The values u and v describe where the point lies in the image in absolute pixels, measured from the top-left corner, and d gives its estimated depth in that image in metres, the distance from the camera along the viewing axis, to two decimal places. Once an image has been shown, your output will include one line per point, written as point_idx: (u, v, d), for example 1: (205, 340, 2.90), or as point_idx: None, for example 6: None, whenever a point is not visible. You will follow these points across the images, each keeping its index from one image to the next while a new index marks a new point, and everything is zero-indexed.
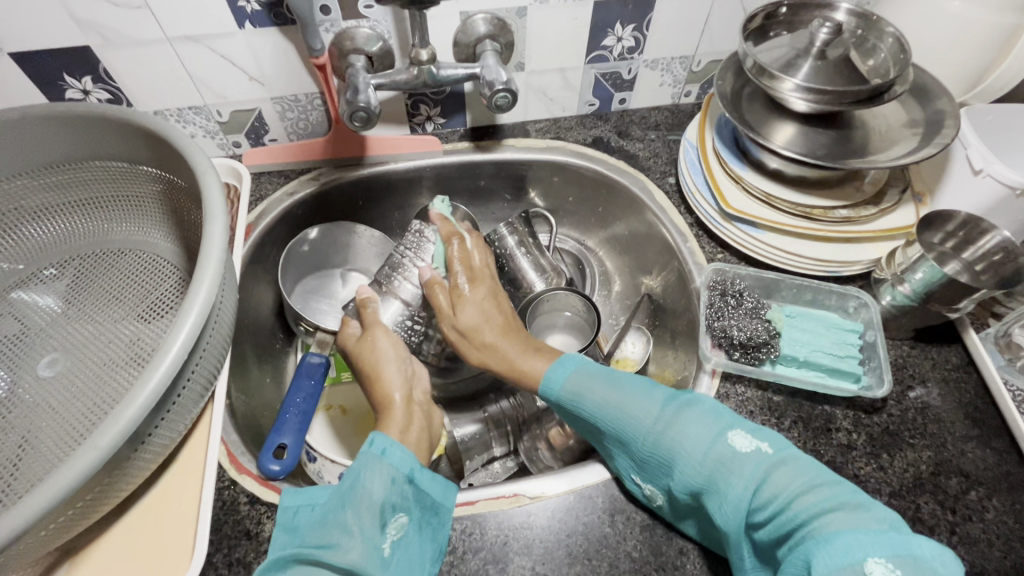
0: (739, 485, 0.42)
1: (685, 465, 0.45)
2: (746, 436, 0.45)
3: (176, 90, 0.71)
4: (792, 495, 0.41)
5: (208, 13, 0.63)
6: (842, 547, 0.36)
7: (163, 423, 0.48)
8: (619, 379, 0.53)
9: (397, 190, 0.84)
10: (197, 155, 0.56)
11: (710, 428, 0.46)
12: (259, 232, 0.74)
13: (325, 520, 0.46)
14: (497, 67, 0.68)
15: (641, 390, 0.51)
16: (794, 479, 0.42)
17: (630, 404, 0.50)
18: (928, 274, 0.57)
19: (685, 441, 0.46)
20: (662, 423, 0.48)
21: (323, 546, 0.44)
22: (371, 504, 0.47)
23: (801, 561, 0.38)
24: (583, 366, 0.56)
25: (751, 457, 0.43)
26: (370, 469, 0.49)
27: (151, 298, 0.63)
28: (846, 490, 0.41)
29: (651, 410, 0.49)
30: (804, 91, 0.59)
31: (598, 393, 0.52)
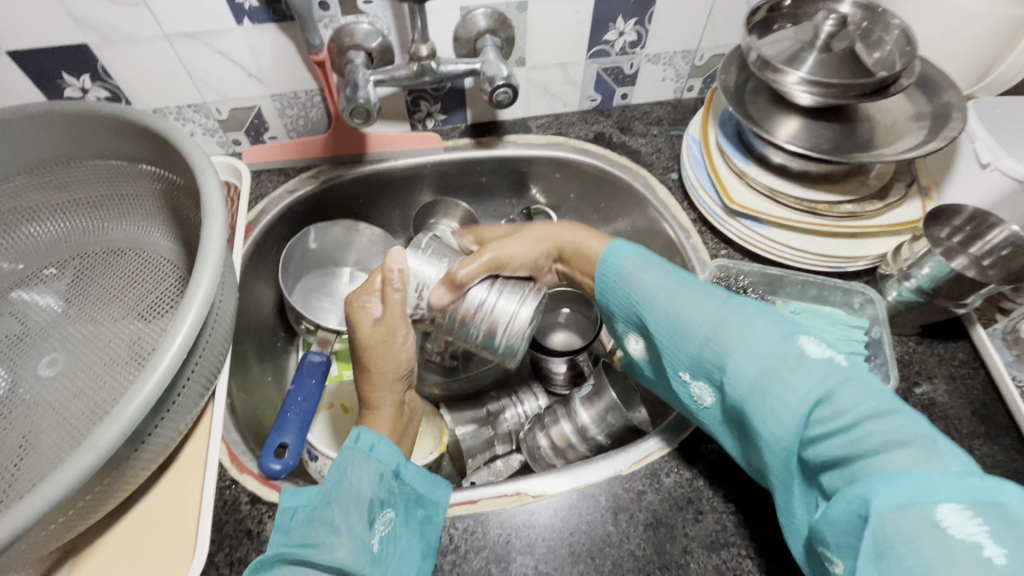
0: (804, 398, 0.39)
1: (740, 364, 0.42)
2: (818, 343, 0.41)
3: (175, 88, 0.70)
4: (861, 416, 0.38)
5: (206, 9, 0.63)
6: (913, 486, 0.33)
7: (164, 422, 0.48)
8: (680, 279, 0.49)
9: (398, 187, 0.84)
10: (196, 152, 0.55)
11: (779, 330, 0.42)
12: (259, 230, 0.74)
13: (309, 517, 0.45)
14: (498, 62, 0.67)
15: (700, 291, 0.48)
16: (865, 400, 0.38)
17: (689, 303, 0.47)
18: (935, 269, 0.57)
19: (744, 339, 0.43)
20: (717, 318, 0.45)
21: (309, 545, 0.43)
22: (358, 501, 0.46)
23: (858, 496, 0.35)
24: (637, 257, 0.52)
25: (823, 364, 0.40)
26: (355, 466, 0.48)
27: (151, 297, 0.63)
28: (920, 421, 0.37)
29: (711, 308, 0.46)
30: (809, 84, 0.58)
31: (653, 289, 0.50)
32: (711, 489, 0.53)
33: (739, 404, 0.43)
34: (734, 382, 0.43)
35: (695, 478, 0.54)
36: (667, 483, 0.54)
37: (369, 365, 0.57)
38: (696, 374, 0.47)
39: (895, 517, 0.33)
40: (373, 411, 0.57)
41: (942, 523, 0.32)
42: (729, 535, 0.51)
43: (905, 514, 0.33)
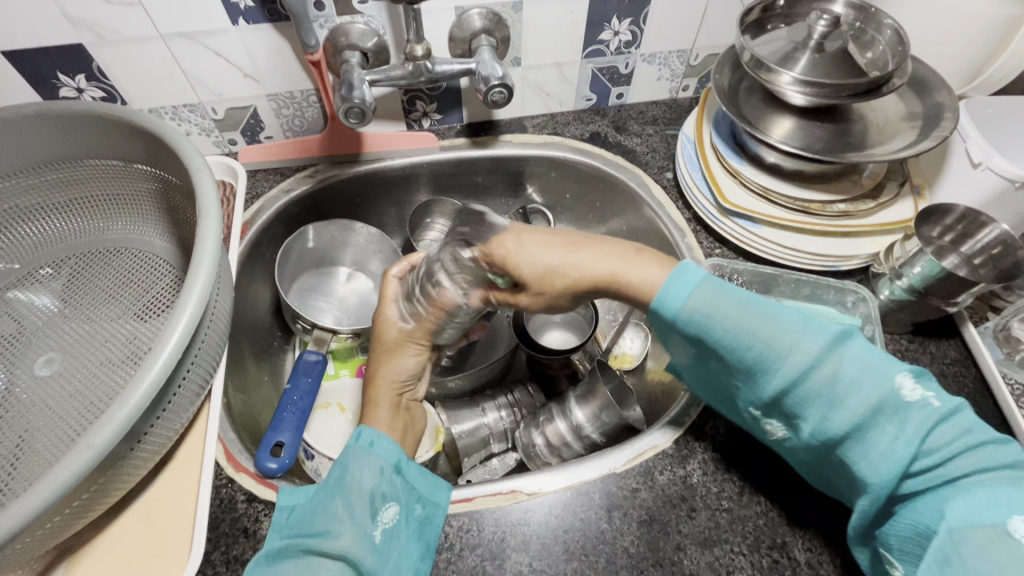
0: (898, 430, 0.39)
1: (833, 409, 0.40)
2: (913, 380, 0.40)
3: (171, 87, 0.70)
4: (951, 452, 0.39)
5: (201, 9, 0.63)
6: (989, 503, 0.36)
7: (160, 420, 0.48)
8: (762, 308, 0.44)
9: (393, 187, 0.84)
10: (192, 153, 0.56)
11: (876, 372, 0.40)
12: (255, 230, 0.74)
13: (317, 510, 0.47)
14: (493, 62, 0.67)
15: (790, 320, 0.43)
16: (957, 434, 0.39)
17: (784, 340, 0.42)
18: (925, 269, 0.57)
19: (839, 385, 0.40)
20: (815, 355, 0.41)
21: (314, 535, 0.45)
22: (361, 493, 0.48)
23: (933, 513, 0.38)
24: (712, 286, 0.44)
25: (918, 407, 0.40)
26: (360, 459, 0.50)
27: (147, 296, 0.63)
28: (1005, 452, 0.39)
29: (804, 347, 0.42)
30: (801, 84, 0.58)
31: (734, 328, 0.43)
32: (704, 486, 0.54)
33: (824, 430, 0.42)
34: (827, 417, 0.41)
35: (688, 476, 0.54)
36: (660, 480, 0.54)
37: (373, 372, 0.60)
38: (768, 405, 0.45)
39: (968, 533, 0.35)
40: (372, 407, 0.58)
41: (1013, 532, 0.34)
42: (722, 533, 0.51)
43: (975, 528, 0.35)
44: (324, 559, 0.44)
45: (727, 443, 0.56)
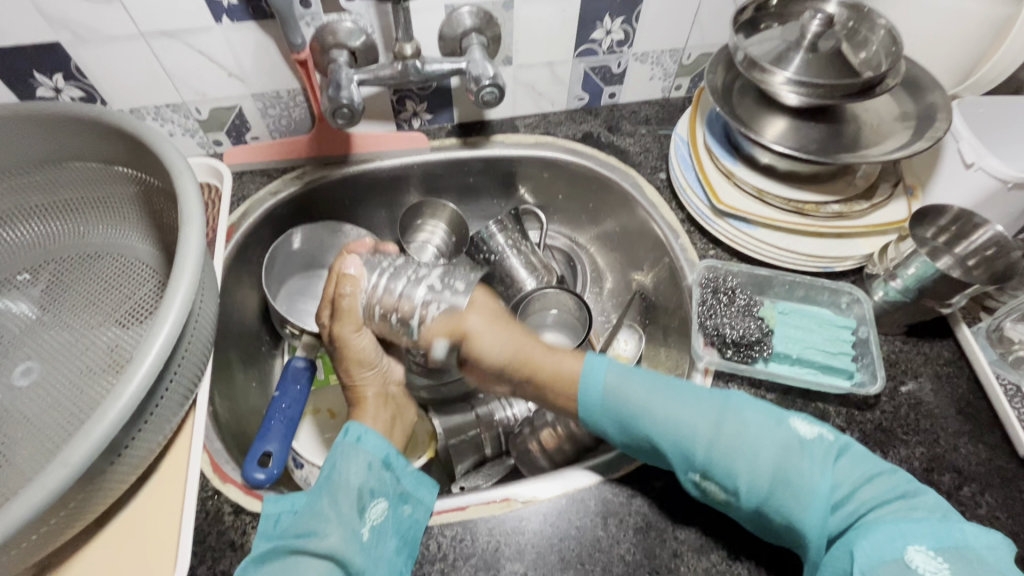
0: (808, 486, 0.44)
1: (755, 461, 0.46)
2: (806, 424, 0.48)
3: (153, 87, 0.68)
4: (853, 486, 0.45)
5: (183, 7, 0.61)
6: (886, 538, 0.40)
7: (143, 431, 0.47)
8: (666, 383, 0.52)
9: (384, 188, 0.83)
10: (174, 155, 0.54)
11: (772, 423, 0.48)
12: (241, 234, 0.72)
13: (308, 510, 0.48)
14: (484, 61, 0.66)
15: (686, 394, 0.50)
16: (850, 473, 0.46)
17: (686, 406, 0.49)
18: (920, 270, 0.57)
19: (749, 443, 0.47)
20: (718, 423, 0.48)
21: (307, 535, 0.46)
22: (351, 493, 0.49)
23: (845, 552, 0.42)
24: (618, 369, 0.52)
25: (817, 443, 0.47)
26: (348, 458, 0.51)
27: (129, 302, 0.61)
28: (897, 481, 0.45)
29: (707, 410, 0.49)
30: (796, 84, 0.58)
31: (645, 398, 0.50)
32: (700, 492, 0.53)
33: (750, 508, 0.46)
34: (747, 493, 0.46)
35: (684, 481, 0.54)
36: (656, 486, 0.54)
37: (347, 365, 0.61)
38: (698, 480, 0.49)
39: (884, 567, 0.39)
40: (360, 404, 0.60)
41: (912, 565, 0.38)
42: (719, 538, 0.51)
43: (891, 564, 0.39)
44: (313, 559, 0.45)
45: None
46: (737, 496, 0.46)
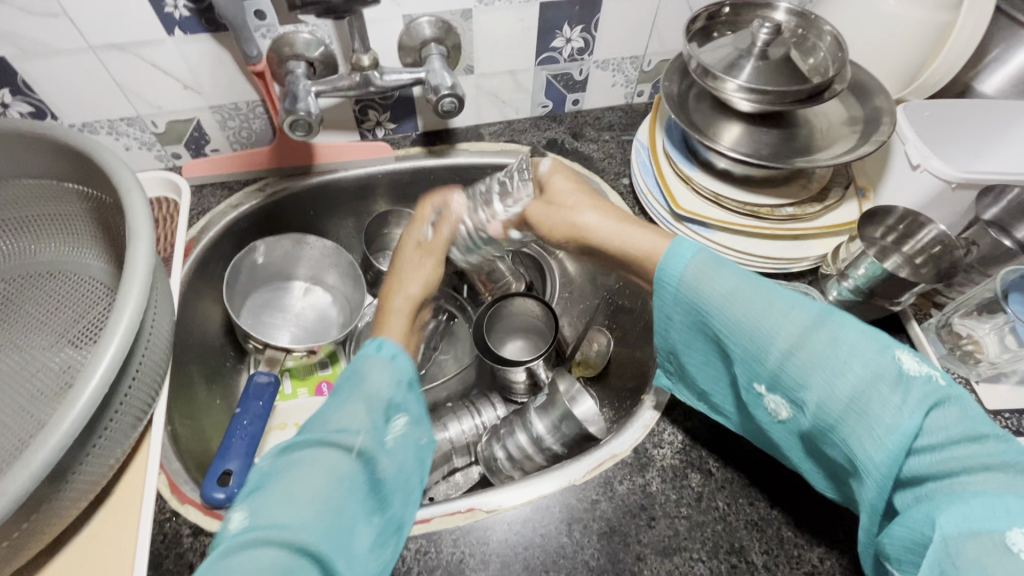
0: (889, 414, 0.39)
1: (828, 376, 0.42)
2: (915, 358, 0.41)
3: (105, 100, 0.67)
4: (955, 438, 0.37)
5: (134, 20, 0.60)
6: (983, 509, 0.33)
7: (93, 454, 0.46)
8: (756, 282, 0.48)
9: (349, 198, 0.82)
10: (122, 171, 0.53)
11: (874, 345, 0.42)
12: (201, 248, 0.71)
13: (335, 409, 0.47)
14: (443, 71, 0.67)
15: (782, 294, 0.46)
16: (953, 423, 0.38)
17: (772, 304, 0.46)
18: (869, 270, 0.58)
19: (833, 356, 0.42)
20: (805, 332, 0.44)
21: (338, 430, 0.45)
22: (379, 400, 0.48)
23: (925, 515, 0.36)
24: (707, 256, 0.50)
25: (921, 381, 0.39)
26: (372, 366, 0.50)
27: (83, 321, 0.59)
28: (1013, 449, 0.37)
29: (797, 317, 0.45)
30: (746, 91, 0.59)
31: (726, 291, 0.48)
32: (662, 494, 0.54)
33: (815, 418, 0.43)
34: (818, 402, 0.43)
35: (647, 484, 0.55)
36: (620, 490, 0.54)
37: (389, 288, 0.64)
38: (767, 387, 0.47)
39: (964, 543, 0.33)
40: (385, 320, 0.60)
41: (1011, 546, 0.32)
42: (682, 540, 0.52)
43: (973, 539, 0.33)
44: (345, 456, 0.44)
45: (684, 450, 0.57)
46: (809, 399, 0.43)
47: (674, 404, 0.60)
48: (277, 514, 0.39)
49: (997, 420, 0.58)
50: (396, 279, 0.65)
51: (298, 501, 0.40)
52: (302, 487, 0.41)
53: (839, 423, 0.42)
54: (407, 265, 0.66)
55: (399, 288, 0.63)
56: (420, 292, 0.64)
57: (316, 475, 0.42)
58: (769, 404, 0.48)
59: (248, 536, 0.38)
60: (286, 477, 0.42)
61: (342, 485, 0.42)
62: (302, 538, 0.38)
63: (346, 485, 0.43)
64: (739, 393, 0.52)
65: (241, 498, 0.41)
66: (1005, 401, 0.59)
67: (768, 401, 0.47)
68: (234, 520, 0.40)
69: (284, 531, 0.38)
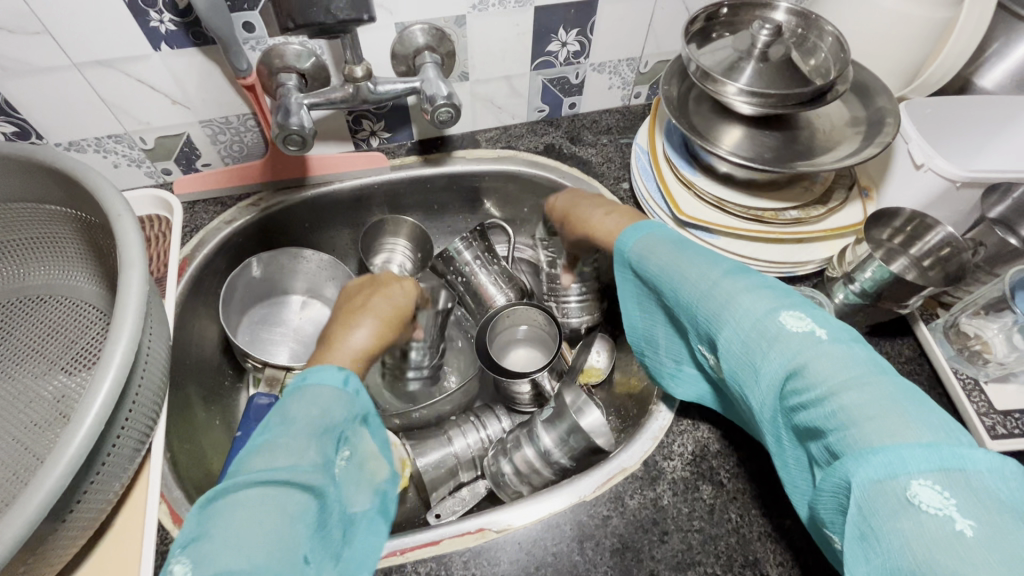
0: (778, 367, 0.39)
1: (728, 335, 0.42)
2: (801, 315, 0.40)
3: (92, 118, 0.65)
4: (836, 388, 0.36)
5: (119, 36, 0.59)
6: (881, 461, 0.32)
7: (92, 488, 0.44)
8: (687, 246, 0.50)
9: (345, 210, 0.81)
10: (110, 193, 0.51)
11: (763, 302, 0.42)
12: (195, 267, 0.70)
13: (274, 441, 0.42)
14: (438, 80, 0.65)
15: (700, 259, 0.47)
16: (836, 369, 0.36)
17: (687, 267, 0.47)
18: (876, 273, 0.57)
19: (727, 313, 0.43)
20: (712, 290, 0.44)
21: (282, 467, 0.40)
22: (325, 422, 0.45)
23: (834, 472, 0.34)
24: (651, 234, 0.53)
25: (801, 335, 0.39)
26: (315, 392, 0.47)
27: (77, 346, 0.58)
28: (895, 390, 0.35)
29: (705, 275, 0.46)
30: (747, 95, 0.58)
31: (659, 264, 0.50)
32: (675, 508, 0.53)
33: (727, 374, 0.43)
34: (723, 358, 0.43)
35: (658, 498, 0.54)
36: (631, 505, 0.53)
37: (344, 325, 0.61)
38: (704, 344, 0.47)
39: (872, 497, 0.31)
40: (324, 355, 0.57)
41: (913, 499, 0.30)
42: (695, 554, 0.51)
43: (880, 491, 0.31)
44: (297, 494, 0.39)
45: (694, 461, 0.56)
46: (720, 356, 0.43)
47: (683, 415, 0.59)
48: (229, 564, 0.34)
49: (1008, 420, 0.58)
50: (354, 318, 0.61)
51: (246, 546, 0.35)
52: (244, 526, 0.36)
53: (740, 378, 0.42)
54: (374, 306, 0.63)
55: (348, 331, 0.59)
56: (371, 347, 0.59)
57: (264, 517, 0.37)
58: (707, 359, 0.48)
59: None
60: (227, 524, 0.36)
61: (290, 521, 0.38)
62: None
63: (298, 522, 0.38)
64: (690, 355, 0.53)
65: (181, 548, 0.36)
66: (1016, 402, 0.59)
67: (705, 355, 0.48)
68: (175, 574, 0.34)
69: None
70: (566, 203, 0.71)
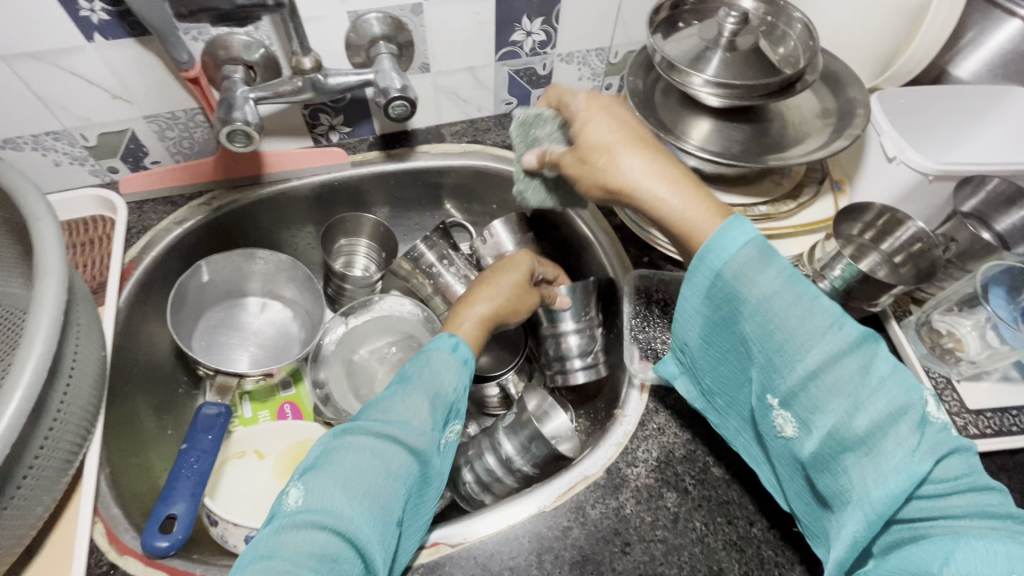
0: (905, 451, 0.37)
1: (850, 408, 0.39)
2: (935, 402, 0.40)
3: (25, 113, 0.61)
4: (954, 483, 0.38)
5: (47, 27, 0.55)
6: (988, 550, 0.34)
7: (8, 512, 0.41)
8: (800, 280, 0.42)
9: (305, 208, 0.78)
10: (32, 196, 0.48)
11: (905, 384, 0.39)
12: (142, 270, 0.66)
13: (391, 400, 0.48)
14: (393, 72, 0.62)
15: (825, 308, 0.40)
16: (955, 468, 0.38)
17: (817, 320, 0.40)
18: (845, 272, 0.55)
19: (859, 388, 0.39)
20: (842, 356, 0.39)
21: (395, 423, 0.45)
22: (442, 399, 0.49)
23: (925, 553, 0.36)
24: (758, 246, 0.41)
25: (936, 426, 0.39)
26: (439, 364, 0.51)
27: (9, 357, 0.55)
28: (994, 498, 0.38)
29: (834, 336, 0.39)
30: (713, 86, 0.56)
31: (768, 291, 0.41)
32: (638, 517, 0.51)
33: (828, 442, 0.39)
34: (835, 430, 0.39)
35: (621, 507, 0.52)
36: (593, 515, 0.51)
37: (472, 295, 0.61)
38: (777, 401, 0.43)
39: None
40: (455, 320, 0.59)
41: None
42: (658, 565, 0.49)
43: None
44: (403, 451, 0.44)
45: (658, 468, 0.54)
46: (826, 426, 0.39)
47: (648, 418, 0.57)
48: (332, 501, 0.40)
49: (980, 420, 0.56)
50: (482, 286, 0.62)
51: (349, 491, 0.41)
52: (356, 469, 0.42)
53: (850, 450, 0.39)
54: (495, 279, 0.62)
55: (473, 300, 0.61)
56: (489, 313, 0.60)
57: (369, 463, 0.42)
58: (777, 422, 0.44)
59: (303, 516, 0.39)
60: (344, 459, 0.42)
61: (393, 479, 0.43)
62: (355, 527, 0.39)
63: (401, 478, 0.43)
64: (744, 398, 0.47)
65: (296, 477, 0.43)
66: (987, 401, 0.58)
67: (776, 416, 0.44)
68: (291, 496, 0.41)
69: (337, 520, 0.39)
70: (608, 137, 0.47)
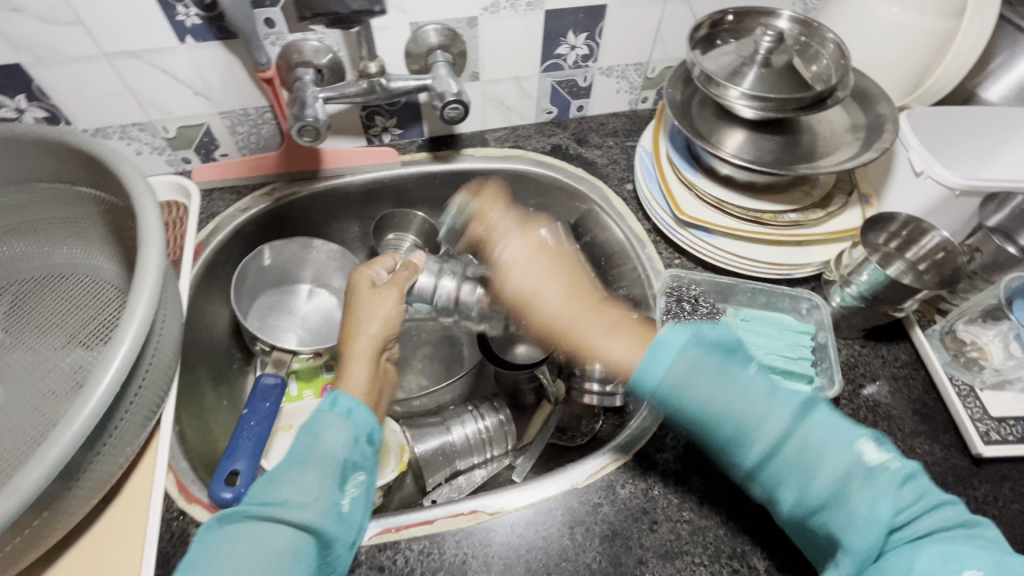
0: (866, 500, 0.39)
1: (805, 481, 0.40)
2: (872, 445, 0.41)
3: (117, 106, 0.68)
4: (912, 508, 0.39)
5: (148, 29, 0.62)
6: (942, 558, 0.36)
7: (103, 452, 0.46)
8: (725, 368, 0.44)
9: (355, 203, 0.83)
10: (133, 175, 0.54)
11: (839, 442, 0.41)
12: (209, 251, 0.72)
13: (271, 480, 0.44)
14: (448, 78, 0.67)
15: (730, 378, 0.43)
16: (909, 496, 0.39)
17: (722, 401, 0.43)
18: (872, 276, 0.59)
19: (808, 459, 0.41)
20: (768, 431, 0.41)
21: (276, 504, 0.42)
22: (334, 463, 0.45)
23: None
24: (687, 356, 0.45)
25: (884, 470, 0.40)
26: (331, 425, 0.46)
27: (95, 322, 0.60)
28: (954, 512, 0.39)
29: (755, 417, 0.42)
30: (749, 98, 0.60)
31: (705, 398, 0.43)
32: (665, 498, 0.54)
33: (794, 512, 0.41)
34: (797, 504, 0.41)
35: (649, 488, 0.55)
36: (623, 494, 0.55)
37: (349, 325, 0.57)
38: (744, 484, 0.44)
39: None
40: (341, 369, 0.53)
41: None
42: (683, 544, 0.52)
43: None
44: (291, 530, 0.41)
45: (687, 454, 0.57)
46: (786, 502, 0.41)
47: None
48: None
49: (1002, 427, 0.58)
50: (353, 316, 0.57)
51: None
52: (233, 563, 0.38)
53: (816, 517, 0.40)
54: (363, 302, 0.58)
55: (353, 326, 0.56)
56: (382, 334, 0.56)
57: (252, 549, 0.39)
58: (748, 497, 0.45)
59: None
60: (223, 550, 0.39)
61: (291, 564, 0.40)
62: None
63: (286, 559, 0.40)
64: None
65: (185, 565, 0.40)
66: (1010, 409, 0.59)
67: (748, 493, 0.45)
68: None
69: None
70: None
